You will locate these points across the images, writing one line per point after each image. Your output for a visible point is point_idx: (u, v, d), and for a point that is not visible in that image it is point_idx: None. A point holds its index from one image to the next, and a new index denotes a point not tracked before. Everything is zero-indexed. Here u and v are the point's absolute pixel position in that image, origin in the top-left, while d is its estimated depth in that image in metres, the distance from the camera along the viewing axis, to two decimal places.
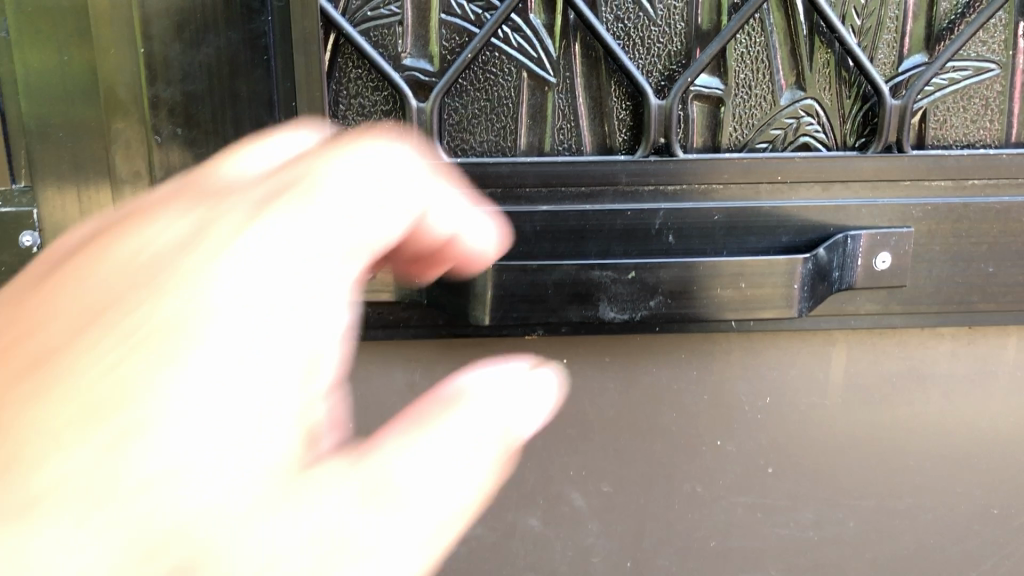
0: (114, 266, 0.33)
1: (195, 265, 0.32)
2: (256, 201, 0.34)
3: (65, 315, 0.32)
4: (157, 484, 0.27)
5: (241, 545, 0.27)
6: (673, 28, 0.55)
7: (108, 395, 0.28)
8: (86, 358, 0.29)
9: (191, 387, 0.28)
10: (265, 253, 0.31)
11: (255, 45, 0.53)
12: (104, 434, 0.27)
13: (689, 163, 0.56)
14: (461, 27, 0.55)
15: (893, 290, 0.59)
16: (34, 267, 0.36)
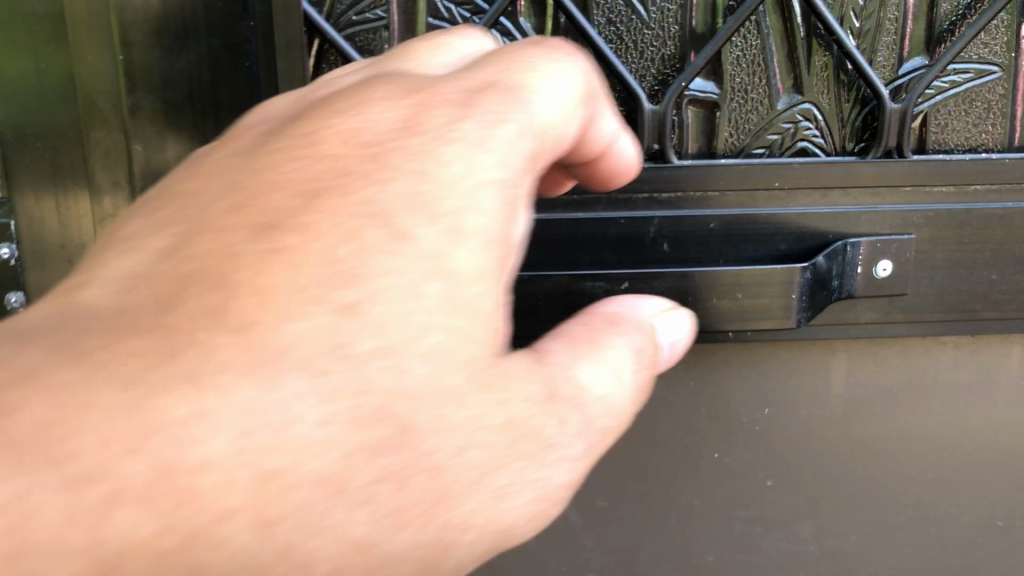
0: (320, 132, 0.35)
1: (418, 140, 0.34)
2: (465, 84, 0.37)
3: (291, 177, 0.34)
4: (387, 351, 0.31)
5: (461, 420, 0.32)
6: (667, 32, 0.54)
7: (348, 271, 0.31)
8: (308, 220, 0.32)
9: (415, 258, 0.32)
10: (483, 133, 0.34)
11: (237, 51, 0.52)
12: (335, 300, 0.31)
13: (685, 170, 0.55)
14: (449, 31, 0.53)
15: (893, 299, 0.57)
16: (231, 139, 0.39)
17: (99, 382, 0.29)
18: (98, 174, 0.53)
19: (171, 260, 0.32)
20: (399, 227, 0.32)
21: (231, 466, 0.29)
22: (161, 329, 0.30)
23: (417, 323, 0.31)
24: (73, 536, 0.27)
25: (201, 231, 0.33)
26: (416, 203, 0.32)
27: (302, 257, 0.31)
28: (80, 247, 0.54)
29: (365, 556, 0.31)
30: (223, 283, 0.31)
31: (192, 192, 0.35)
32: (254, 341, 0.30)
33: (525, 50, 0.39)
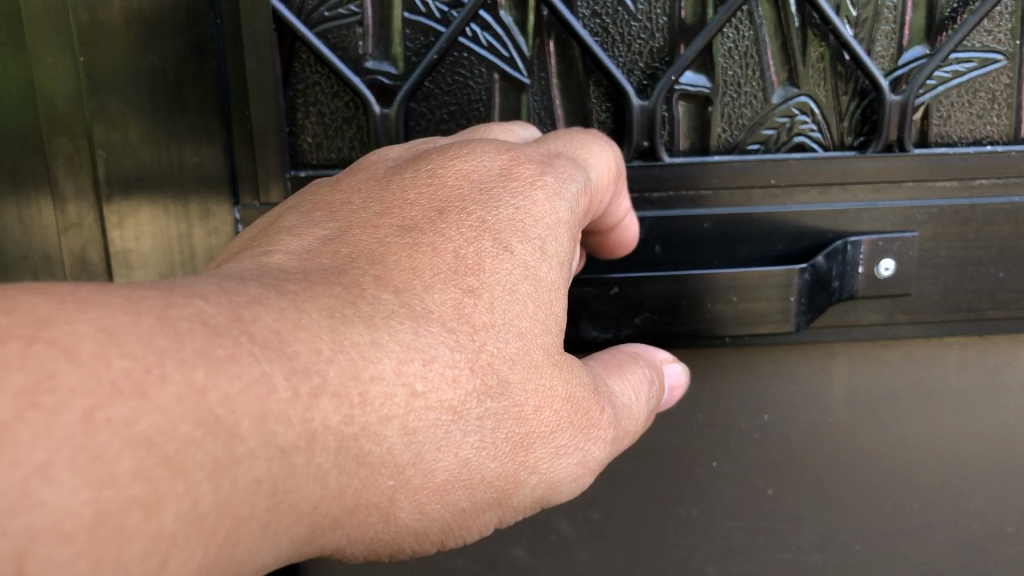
0: (436, 168, 0.38)
1: (514, 184, 0.37)
2: (539, 148, 0.40)
3: (413, 201, 0.36)
4: (499, 327, 0.34)
5: (547, 381, 0.35)
6: (655, 23, 0.51)
7: (468, 257, 0.34)
8: (440, 229, 0.35)
9: (516, 265, 0.35)
10: (558, 189, 0.38)
11: (202, 51, 0.49)
12: (464, 280, 0.34)
13: (676, 168, 0.52)
14: (426, 26, 0.50)
15: (896, 299, 0.55)
16: (349, 170, 0.40)
17: (303, 310, 0.30)
18: (61, 180, 0.50)
19: (329, 245, 0.35)
20: (503, 239, 0.35)
21: (393, 385, 0.31)
22: (338, 283, 0.32)
23: (522, 306, 0.35)
24: (294, 412, 0.28)
25: (349, 225, 0.36)
26: (519, 227, 0.36)
27: (439, 243, 0.35)
28: (42, 256, 0.51)
29: (467, 476, 0.33)
30: (376, 260, 0.34)
31: (336, 202, 0.38)
32: (408, 301, 0.33)
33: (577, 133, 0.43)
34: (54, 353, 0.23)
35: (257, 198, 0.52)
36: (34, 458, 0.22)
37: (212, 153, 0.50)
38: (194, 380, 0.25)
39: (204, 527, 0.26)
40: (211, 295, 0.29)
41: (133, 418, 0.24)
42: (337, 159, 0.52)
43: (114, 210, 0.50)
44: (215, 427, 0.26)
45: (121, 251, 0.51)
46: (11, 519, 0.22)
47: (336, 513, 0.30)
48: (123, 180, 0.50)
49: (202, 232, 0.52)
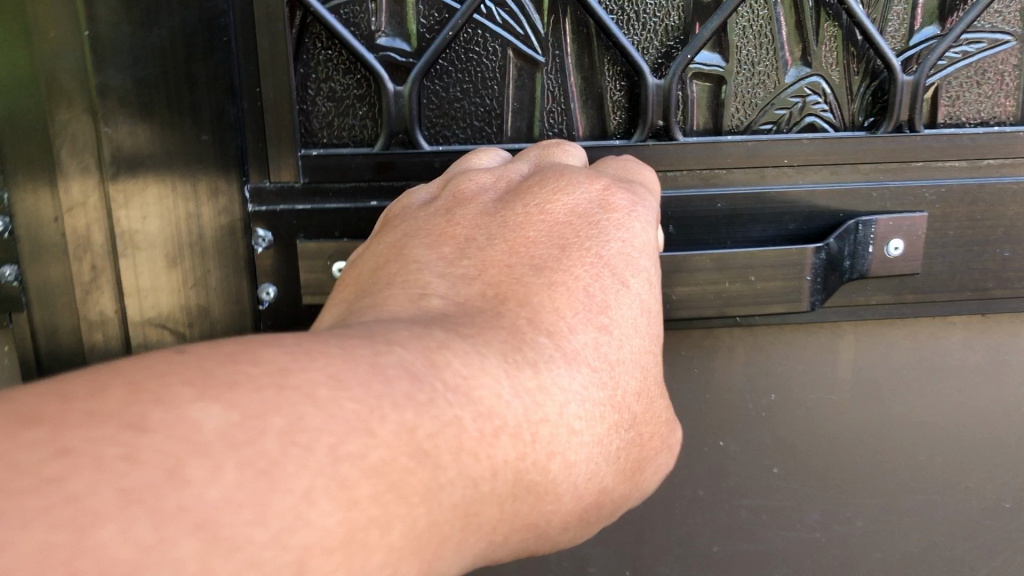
0: (541, 202, 0.39)
1: (616, 217, 0.38)
2: (616, 177, 0.42)
3: (535, 239, 0.37)
4: (624, 362, 0.35)
5: (655, 398, 0.37)
6: (670, 2, 0.50)
7: (595, 294, 0.36)
8: (566, 269, 0.36)
9: (632, 298, 0.37)
10: (644, 219, 0.40)
11: (212, 26, 0.47)
12: (596, 319, 0.35)
13: (690, 147, 0.52)
14: (439, 2, 0.49)
15: (904, 279, 0.55)
16: (454, 200, 0.41)
17: (480, 353, 0.31)
18: (63, 160, 0.49)
19: (471, 284, 0.36)
20: (620, 274, 0.37)
21: (557, 424, 0.31)
22: (500, 326, 0.33)
23: (640, 339, 0.36)
24: (479, 445, 0.29)
25: (482, 264, 0.37)
26: (628, 261, 0.38)
27: (567, 284, 0.35)
28: (44, 239, 0.50)
29: (600, 497, 0.34)
30: (522, 301, 0.35)
31: (458, 237, 0.39)
32: (559, 343, 0.33)
33: (627, 162, 0.45)
34: (300, 399, 0.25)
35: (267, 176, 0.50)
36: (299, 486, 0.23)
37: (222, 132, 0.49)
38: (405, 419, 0.26)
39: (422, 544, 0.27)
40: (406, 341, 0.29)
41: (365, 451, 0.25)
42: (349, 137, 0.51)
43: (123, 189, 0.49)
44: (425, 458, 0.26)
45: (127, 230, 0.50)
46: (290, 535, 0.23)
47: (507, 530, 0.31)
48: (131, 159, 0.49)
49: (210, 211, 0.50)
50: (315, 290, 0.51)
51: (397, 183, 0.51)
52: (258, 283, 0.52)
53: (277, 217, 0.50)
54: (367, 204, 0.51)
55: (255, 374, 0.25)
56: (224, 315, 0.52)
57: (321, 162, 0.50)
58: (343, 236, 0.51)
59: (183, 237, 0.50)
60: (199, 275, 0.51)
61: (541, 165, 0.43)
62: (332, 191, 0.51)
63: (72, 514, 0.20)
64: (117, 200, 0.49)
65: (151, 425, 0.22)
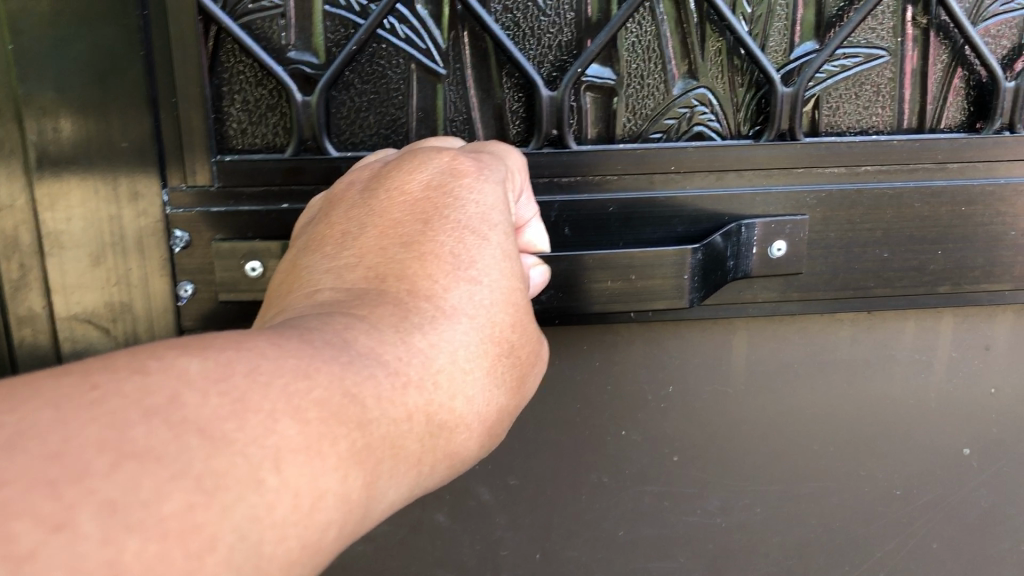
0: (401, 184, 0.44)
1: (460, 179, 0.43)
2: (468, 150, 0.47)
3: (402, 220, 0.42)
4: (497, 301, 0.41)
5: (530, 322, 0.43)
6: (563, 18, 0.54)
7: (460, 253, 0.41)
8: (432, 239, 0.41)
9: (491, 245, 0.42)
10: (491, 175, 0.45)
11: (130, 40, 0.50)
12: (463, 273, 0.40)
13: (583, 155, 0.56)
14: (346, 19, 0.53)
15: (790, 278, 0.59)
16: (333, 196, 0.46)
17: (377, 327, 0.37)
18: None
19: (355, 270, 0.41)
20: (477, 229, 0.42)
21: (450, 368, 0.38)
22: (386, 302, 0.39)
23: (506, 279, 0.42)
24: (390, 390, 0.35)
25: (360, 252, 0.42)
26: (485, 218, 0.42)
27: (433, 248, 0.41)
28: None
29: (497, 416, 0.42)
30: (400, 276, 0.40)
31: (336, 234, 0.43)
32: (437, 303, 0.39)
33: (488, 141, 0.50)
34: (255, 356, 0.32)
35: (183, 180, 0.54)
36: (265, 407, 0.30)
37: (141, 139, 0.52)
38: (335, 373, 0.33)
39: (363, 459, 0.33)
40: (319, 326, 0.36)
41: (308, 389, 0.32)
42: (262, 145, 0.54)
43: (48, 194, 0.52)
44: (353, 398, 0.33)
45: (53, 232, 0.53)
46: (264, 438, 0.29)
47: (431, 461, 0.38)
48: (56, 167, 0.52)
49: (131, 214, 0.53)
50: (230, 288, 0.55)
51: (306, 187, 0.54)
52: (176, 282, 0.55)
53: (194, 218, 0.54)
54: (278, 207, 0.54)
55: (218, 343, 0.32)
56: (145, 311, 0.56)
57: (234, 167, 0.54)
58: (255, 237, 0.54)
59: (105, 238, 0.54)
60: (119, 274, 0.55)
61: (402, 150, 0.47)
62: (246, 195, 0.54)
63: (108, 419, 0.27)
64: (43, 203, 0.53)
65: (151, 368, 0.29)
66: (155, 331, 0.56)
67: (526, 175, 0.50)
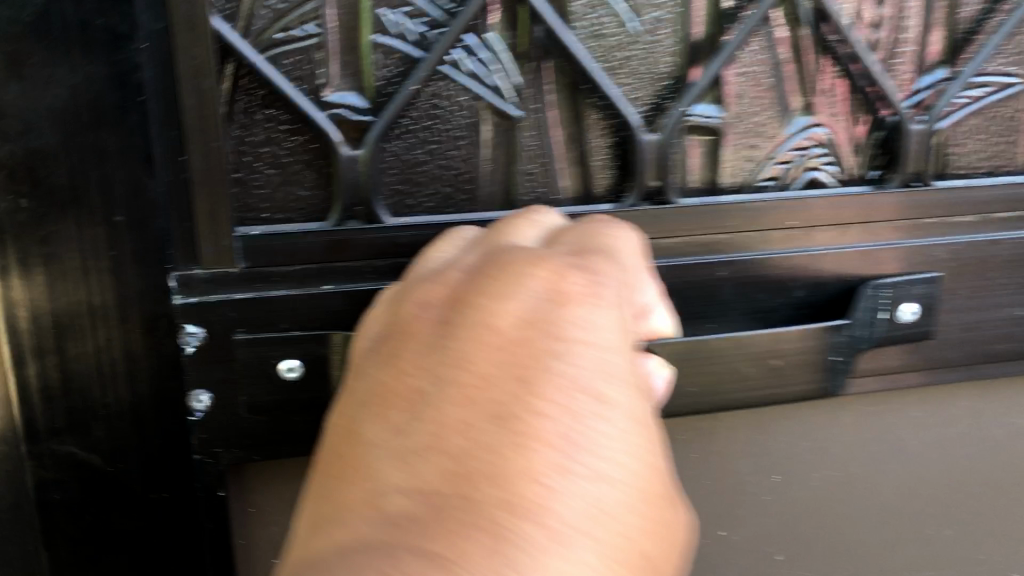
0: (484, 317, 0.28)
1: (572, 309, 0.28)
2: (572, 251, 0.32)
3: (489, 379, 0.27)
4: (634, 512, 0.26)
5: (677, 529, 0.28)
6: (661, 46, 0.45)
7: (577, 437, 0.26)
8: (534, 414, 0.26)
9: (622, 420, 0.27)
10: (612, 294, 0.30)
11: (125, 83, 0.39)
12: (585, 472, 0.26)
13: (691, 212, 0.46)
14: (400, 50, 0.42)
15: (919, 345, 0.50)
16: (389, 327, 0.31)
17: None
18: None
19: (417, 466, 0.27)
20: (603, 394, 0.27)
21: None
22: (464, 534, 0.25)
23: (644, 472, 0.27)
24: None
25: (423, 434, 0.27)
26: (610, 372, 0.27)
27: (539, 431, 0.26)
28: None
29: None
30: (485, 482, 0.25)
31: (404, 393, 0.28)
32: (547, 532, 0.25)
33: (592, 226, 0.35)
34: None
35: (196, 261, 0.41)
36: None
37: (141, 211, 0.40)
38: None
39: None
40: None
41: None
42: (296, 211, 0.43)
43: (26, 289, 0.40)
44: None
45: (32, 337, 0.41)
46: None
47: None
48: (32, 253, 0.40)
49: (133, 305, 0.41)
50: (260, 394, 0.43)
51: (356, 264, 0.43)
52: (188, 390, 0.42)
53: (210, 310, 0.42)
54: (320, 289, 0.43)
55: None
56: (153, 429, 0.43)
57: (263, 243, 0.42)
58: (291, 329, 0.43)
59: (98, 338, 0.41)
60: (110, 388, 0.42)
61: (478, 256, 0.33)
62: (278, 276, 0.43)
63: None
64: (18, 303, 0.40)
65: None
66: (155, 455, 0.43)
67: (642, 273, 0.35)
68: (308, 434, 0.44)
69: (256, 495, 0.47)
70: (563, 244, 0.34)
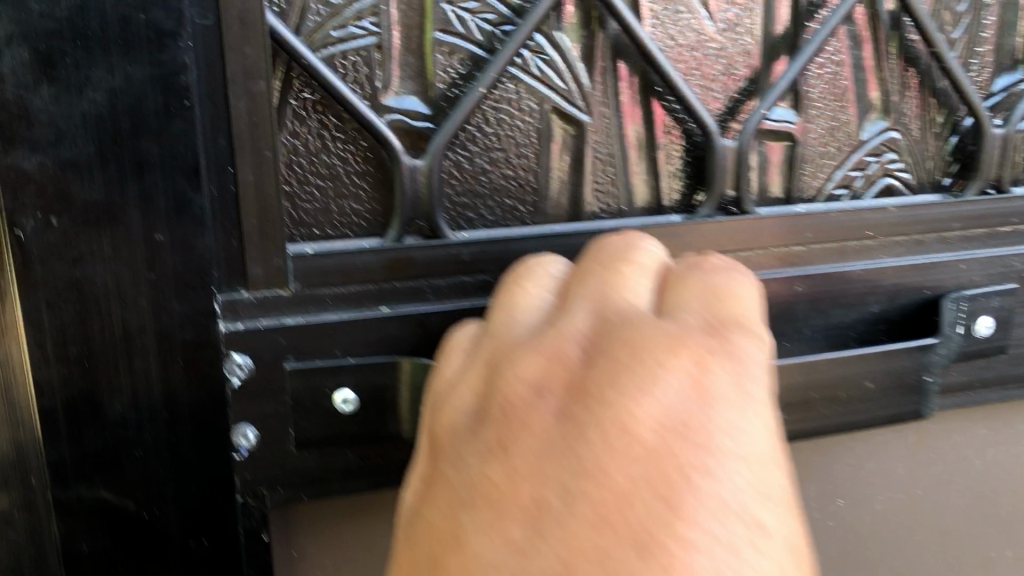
0: (617, 417, 0.26)
1: (715, 417, 0.26)
2: (700, 327, 0.29)
3: (629, 492, 0.24)
4: None
5: None
6: (735, 46, 0.42)
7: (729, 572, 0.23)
8: (682, 542, 0.23)
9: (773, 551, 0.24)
10: (752, 395, 0.27)
11: (169, 86, 0.34)
12: None
13: (768, 222, 0.43)
14: (463, 50, 0.39)
15: (991, 359, 0.48)
16: (494, 408, 0.28)
17: None
18: None
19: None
20: (752, 519, 0.24)
21: None
22: None
23: None
24: None
25: (552, 552, 0.24)
26: (758, 493, 0.25)
27: (690, 565, 0.23)
28: None
29: None
30: None
31: (519, 502, 0.25)
32: None
33: (709, 277, 0.31)
34: None
35: (242, 282, 0.38)
36: None
37: (186, 228, 0.36)
38: None
39: None
40: None
41: None
42: (348, 226, 0.40)
43: (56, 316, 0.35)
44: None
45: (61, 370, 0.36)
46: None
47: None
48: (65, 275, 0.35)
49: (175, 331, 0.37)
50: (314, 430, 0.39)
51: (414, 283, 0.40)
52: (234, 425, 0.39)
53: (259, 337, 0.38)
54: (377, 311, 0.39)
55: None
56: (195, 469, 0.38)
57: (316, 262, 0.39)
58: (347, 355, 0.39)
59: (135, 369, 0.37)
60: (148, 424, 0.37)
61: (593, 324, 0.29)
62: (331, 297, 0.39)
63: None
64: (46, 332, 0.36)
65: None
66: (194, 505, 0.39)
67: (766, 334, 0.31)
68: (362, 470, 0.41)
69: (298, 538, 0.43)
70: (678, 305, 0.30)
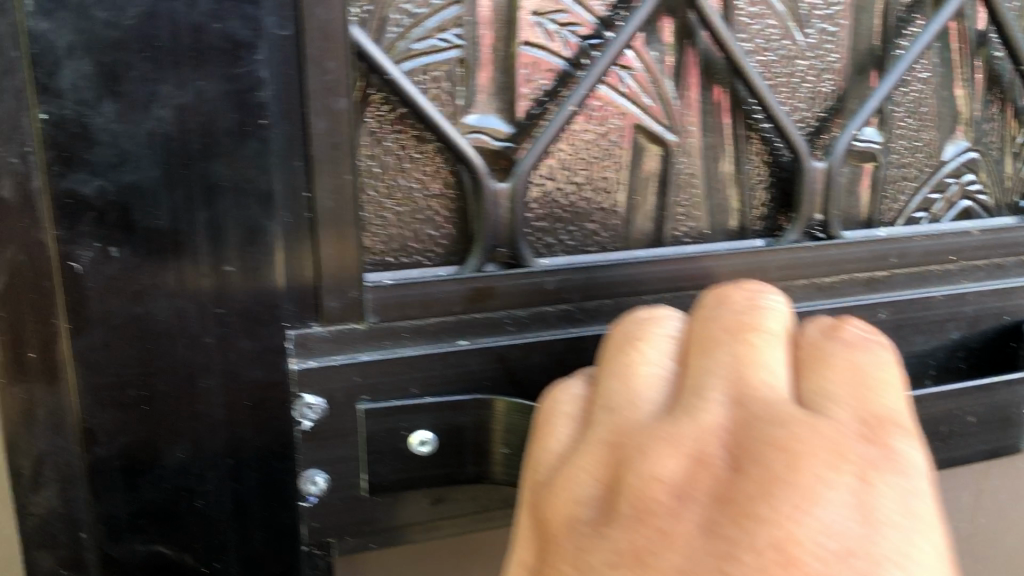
0: (774, 539, 0.22)
1: (882, 547, 0.22)
2: (855, 430, 0.25)
3: None
4: None
5: None
6: (824, 62, 0.40)
7: None
8: None
9: None
10: (920, 524, 0.23)
11: (243, 103, 0.31)
12: None
13: (856, 247, 0.41)
14: (549, 66, 0.36)
15: None
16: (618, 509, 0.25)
17: None
18: None
19: None
20: None
21: None
22: None
23: None
24: None
25: None
26: None
27: None
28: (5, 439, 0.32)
29: None
30: None
31: None
32: None
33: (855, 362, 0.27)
34: None
35: (315, 315, 0.34)
36: None
37: (256, 259, 0.33)
38: None
39: None
40: None
41: None
42: (424, 253, 0.37)
43: (114, 356, 0.32)
44: None
45: (118, 416, 0.33)
46: None
47: None
48: (126, 311, 0.32)
49: (242, 370, 0.34)
50: (389, 475, 0.36)
51: (496, 314, 0.37)
52: (302, 471, 0.35)
53: (331, 375, 0.35)
54: (457, 345, 0.36)
55: None
56: (256, 518, 0.35)
57: (395, 294, 0.35)
58: (424, 394, 0.36)
59: (198, 412, 0.34)
60: (209, 471, 0.34)
61: (728, 419, 0.25)
62: (408, 331, 0.36)
63: None
64: (104, 375, 0.32)
65: None
66: (255, 555, 0.36)
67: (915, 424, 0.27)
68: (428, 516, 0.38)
69: None
70: (819, 394, 0.26)
